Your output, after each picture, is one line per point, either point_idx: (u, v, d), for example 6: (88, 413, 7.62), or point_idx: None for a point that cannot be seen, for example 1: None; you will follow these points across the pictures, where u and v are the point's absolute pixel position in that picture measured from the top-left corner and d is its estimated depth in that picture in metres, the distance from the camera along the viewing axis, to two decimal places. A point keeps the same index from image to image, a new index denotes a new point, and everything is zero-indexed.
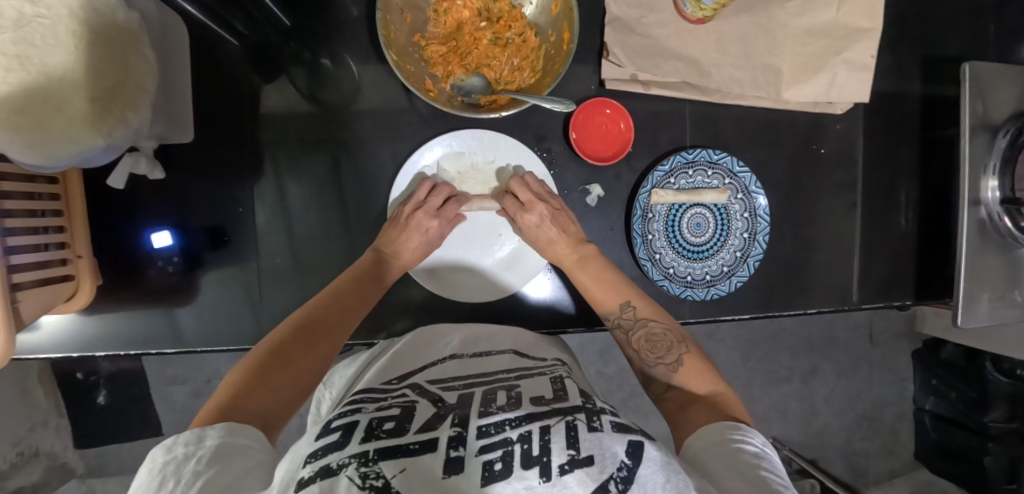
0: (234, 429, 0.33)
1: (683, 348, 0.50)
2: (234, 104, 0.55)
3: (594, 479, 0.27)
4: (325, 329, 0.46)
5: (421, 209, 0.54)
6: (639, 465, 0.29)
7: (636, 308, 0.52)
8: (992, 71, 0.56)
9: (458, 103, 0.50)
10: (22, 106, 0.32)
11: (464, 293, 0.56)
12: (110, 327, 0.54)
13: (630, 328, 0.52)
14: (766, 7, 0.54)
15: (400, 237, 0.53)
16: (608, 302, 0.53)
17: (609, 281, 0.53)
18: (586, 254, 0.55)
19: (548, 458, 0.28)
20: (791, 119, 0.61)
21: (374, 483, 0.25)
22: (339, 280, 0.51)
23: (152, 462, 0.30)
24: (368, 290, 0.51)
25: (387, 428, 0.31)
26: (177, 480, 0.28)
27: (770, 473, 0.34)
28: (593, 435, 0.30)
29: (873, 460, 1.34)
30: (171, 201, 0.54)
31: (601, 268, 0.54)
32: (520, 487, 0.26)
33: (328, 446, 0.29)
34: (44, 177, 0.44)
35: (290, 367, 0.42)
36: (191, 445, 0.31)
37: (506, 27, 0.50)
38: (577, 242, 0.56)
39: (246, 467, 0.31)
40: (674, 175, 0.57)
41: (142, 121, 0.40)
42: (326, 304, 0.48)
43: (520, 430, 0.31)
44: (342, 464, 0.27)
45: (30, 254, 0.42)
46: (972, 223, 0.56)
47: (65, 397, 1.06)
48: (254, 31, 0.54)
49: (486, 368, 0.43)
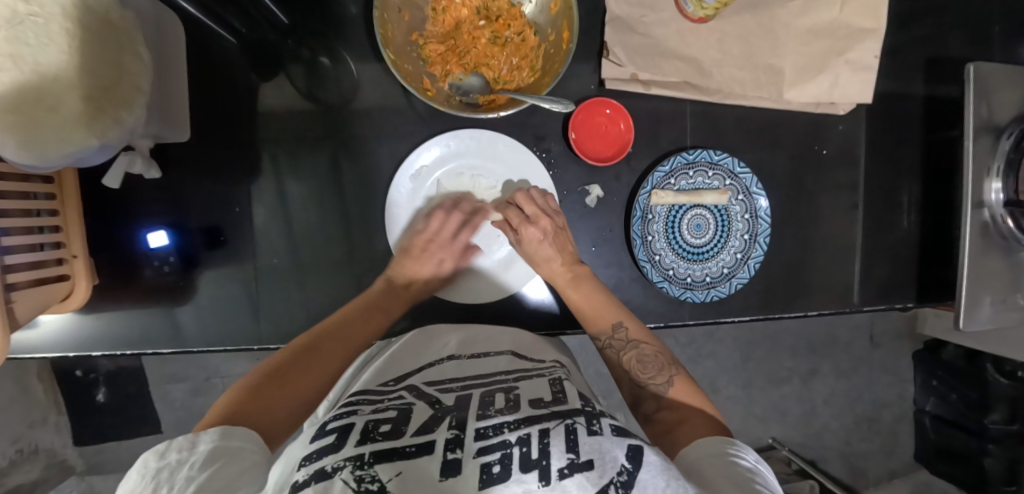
0: (228, 432, 0.34)
1: (673, 371, 0.50)
2: (231, 102, 0.55)
3: (593, 483, 0.26)
4: (330, 353, 0.47)
5: (434, 241, 0.55)
6: (639, 469, 0.29)
7: (627, 329, 0.52)
8: (997, 72, 0.55)
9: (456, 103, 0.50)
10: (12, 106, 0.32)
11: (472, 290, 0.57)
12: (106, 326, 0.53)
13: (620, 349, 0.52)
14: (768, 6, 0.53)
15: (416, 270, 0.55)
16: (598, 322, 0.52)
17: (601, 302, 0.53)
18: (580, 275, 0.55)
19: (547, 462, 0.28)
20: (793, 120, 0.60)
21: (369, 487, 0.25)
22: (346, 308, 0.52)
23: (144, 467, 0.29)
24: (374, 321, 0.52)
25: (383, 430, 0.31)
26: (171, 487, 0.28)
27: (765, 487, 0.34)
28: (593, 439, 0.30)
29: (872, 461, 1.34)
30: (167, 201, 0.54)
31: (592, 290, 0.54)
32: (519, 489, 0.26)
33: (323, 449, 0.29)
34: (38, 176, 0.44)
35: (294, 385, 0.43)
36: (185, 452, 0.30)
37: (505, 26, 0.50)
38: (573, 262, 0.55)
39: (239, 471, 0.30)
40: (674, 176, 0.57)
41: (137, 121, 0.40)
42: (338, 330, 0.50)
43: (519, 432, 0.30)
44: (337, 467, 0.27)
45: (24, 254, 0.41)
46: (974, 226, 0.55)
47: (64, 395, 1.06)
48: (251, 30, 0.54)
49: (486, 370, 0.42)
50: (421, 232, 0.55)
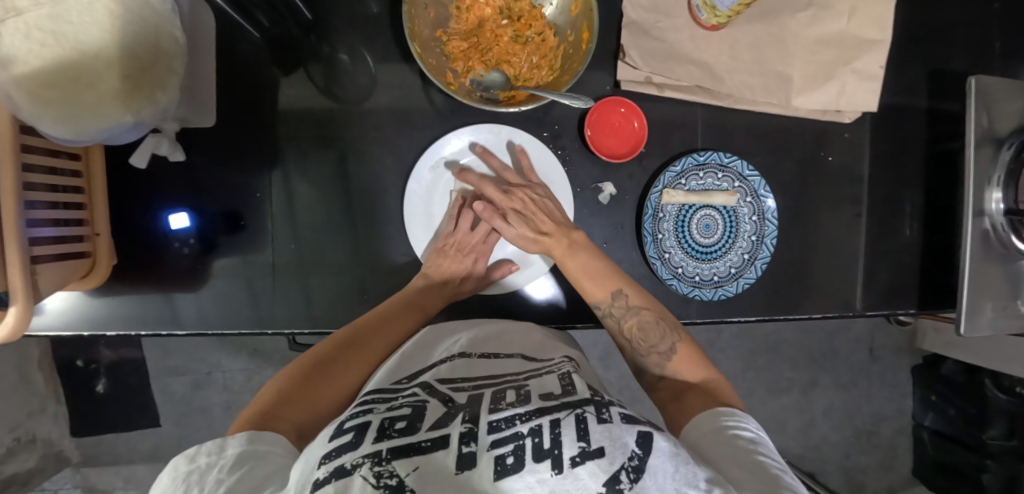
0: (256, 437, 0.34)
1: (676, 337, 0.50)
2: (256, 92, 0.56)
3: (605, 470, 0.27)
4: (366, 350, 0.47)
5: (459, 243, 0.59)
6: (649, 455, 0.29)
7: (627, 296, 0.52)
8: (997, 86, 0.57)
9: (477, 97, 0.51)
10: (53, 80, 0.33)
11: (497, 281, 0.58)
12: (123, 306, 0.54)
13: (621, 317, 0.52)
14: (779, 17, 0.55)
15: (449, 265, 0.57)
16: (598, 289, 0.52)
17: (599, 270, 0.53)
18: (576, 241, 0.54)
19: (559, 451, 0.28)
20: (801, 126, 0.62)
21: (388, 482, 0.25)
22: (383, 306, 0.52)
23: (175, 470, 0.30)
24: (412, 317, 0.53)
25: (399, 427, 0.30)
26: (202, 489, 0.28)
27: (766, 458, 0.35)
28: (604, 427, 0.30)
29: (870, 475, 1.34)
30: (188, 185, 0.55)
31: (589, 257, 0.53)
32: (533, 480, 0.26)
33: (341, 446, 0.28)
34: (66, 153, 0.45)
35: (327, 383, 0.43)
36: (214, 455, 0.31)
37: (526, 26, 0.52)
38: (563, 231, 0.55)
39: (269, 471, 0.30)
40: (685, 176, 0.58)
41: (170, 101, 0.41)
42: (372, 325, 0.50)
43: (531, 424, 0.30)
44: (356, 464, 0.26)
45: (48, 227, 0.42)
46: (976, 233, 0.57)
47: (65, 384, 1.05)
48: (275, 24, 0.55)
49: (499, 370, 0.41)
50: (452, 234, 0.59)
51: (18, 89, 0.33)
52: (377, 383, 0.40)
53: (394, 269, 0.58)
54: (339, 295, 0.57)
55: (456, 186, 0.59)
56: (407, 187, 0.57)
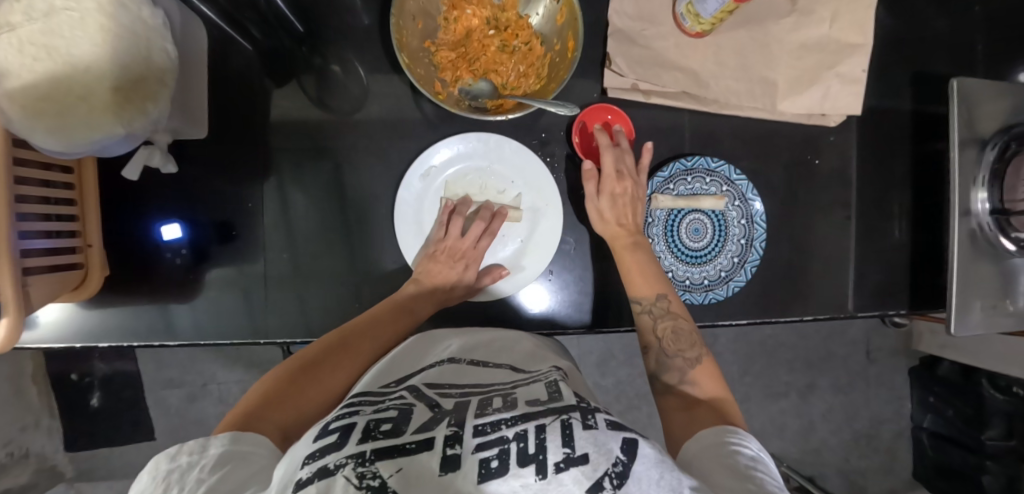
0: (240, 436, 0.34)
1: (703, 350, 0.51)
2: (248, 105, 0.57)
3: (588, 477, 0.26)
4: (355, 353, 0.47)
5: (446, 250, 0.57)
6: (634, 460, 0.28)
7: (670, 302, 0.53)
8: (978, 88, 0.58)
9: (465, 106, 0.52)
10: (47, 94, 0.34)
11: (488, 287, 0.58)
12: (114, 318, 0.54)
13: (658, 317, 0.53)
14: (762, 23, 0.56)
15: (436, 272, 0.56)
16: (646, 286, 0.54)
17: (653, 272, 0.55)
18: (639, 243, 0.57)
19: (544, 456, 0.27)
20: (788, 130, 0.63)
21: (371, 483, 0.25)
22: (375, 311, 0.53)
23: (155, 470, 0.30)
24: (402, 322, 0.52)
25: (384, 429, 0.30)
26: (182, 488, 0.28)
27: (764, 476, 0.34)
28: (589, 433, 0.30)
29: (871, 479, 1.33)
30: (181, 196, 0.55)
31: (646, 260, 0.55)
32: (516, 485, 0.26)
33: (326, 447, 0.28)
34: (58, 166, 0.45)
35: (313, 386, 0.43)
36: (195, 454, 0.31)
37: (513, 36, 0.53)
38: (635, 230, 0.57)
39: (251, 471, 0.31)
40: (673, 181, 0.60)
41: (161, 114, 0.41)
42: (361, 330, 0.50)
43: (516, 428, 0.30)
44: (340, 464, 0.26)
45: (40, 240, 0.42)
46: (963, 233, 0.57)
47: (59, 399, 1.05)
48: (267, 36, 0.56)
49: (487, 378, 0.41)
50: (443, 240, 0.58)
51: (10, 102, 0.33)
52: (365, 385, 0.39)
53: (386, 277, 0.59)
54: (331, 304, 0.58)
55: (447, 192, 0.59)
56: (398, 194, 0.57)
